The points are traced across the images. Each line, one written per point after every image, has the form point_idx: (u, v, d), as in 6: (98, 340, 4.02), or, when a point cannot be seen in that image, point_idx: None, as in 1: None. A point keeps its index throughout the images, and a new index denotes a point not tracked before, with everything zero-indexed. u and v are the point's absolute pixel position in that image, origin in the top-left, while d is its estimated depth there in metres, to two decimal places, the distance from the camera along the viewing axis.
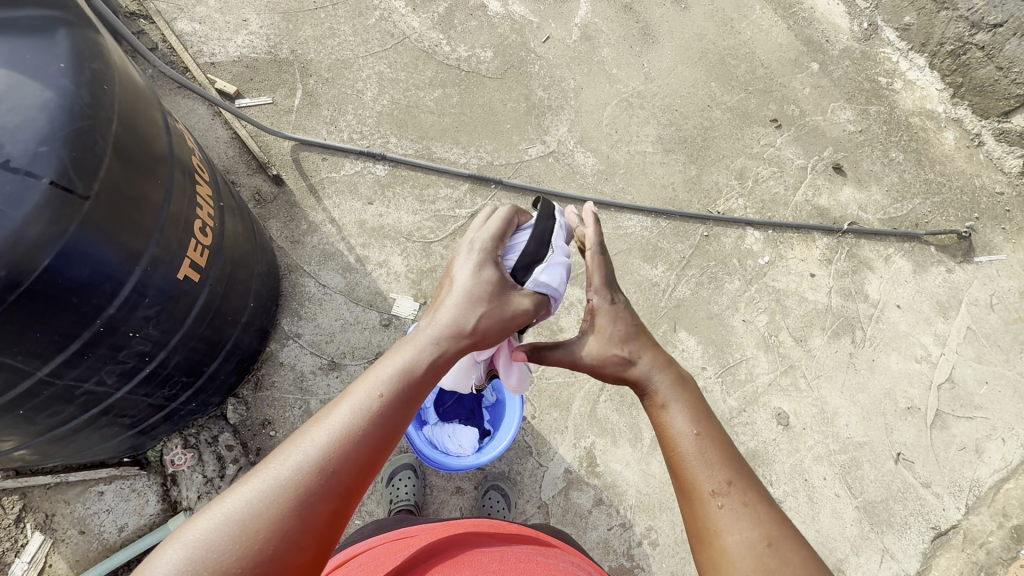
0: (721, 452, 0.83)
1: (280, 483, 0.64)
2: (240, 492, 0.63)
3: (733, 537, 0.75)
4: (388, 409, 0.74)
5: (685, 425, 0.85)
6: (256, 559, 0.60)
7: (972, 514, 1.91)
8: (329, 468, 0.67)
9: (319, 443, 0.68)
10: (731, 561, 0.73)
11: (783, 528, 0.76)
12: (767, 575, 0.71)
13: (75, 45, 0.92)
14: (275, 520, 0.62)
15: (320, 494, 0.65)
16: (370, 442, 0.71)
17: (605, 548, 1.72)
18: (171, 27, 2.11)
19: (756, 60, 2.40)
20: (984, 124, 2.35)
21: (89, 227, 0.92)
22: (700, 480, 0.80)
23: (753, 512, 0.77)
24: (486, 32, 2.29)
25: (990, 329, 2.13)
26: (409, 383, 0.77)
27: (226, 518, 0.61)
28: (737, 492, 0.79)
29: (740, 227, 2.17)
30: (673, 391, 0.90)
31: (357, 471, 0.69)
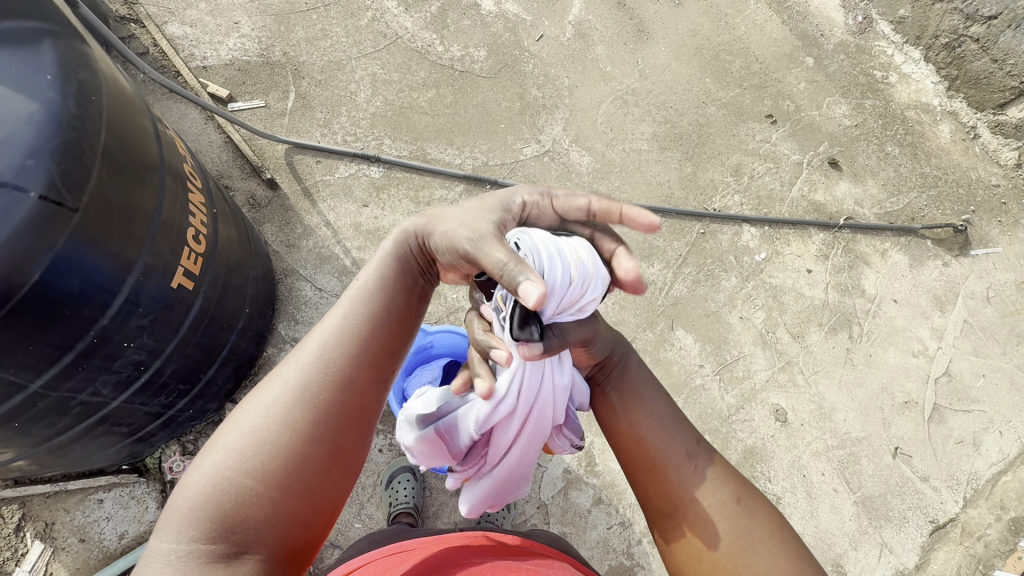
0: (685, 423, 0.97)
1: (274, 403, 0.79)
2: (242, 416, 0.78)
3: (708, 496, 0.88)
4: (371, 318, 0.90)
5: (655, 397, 0.99)
6: (274, 453, 0.76)
7: (970, 507, 1.92)
8: (314, 387, 0.81)
9: (301, 369, 0.82)
10: (708, 519, 0.86)
11: (743, 483, 0.91)
12: (738, 530, 0.85)
13: (61, 56, 0.92)
14: (285, 417, 0.78)
15: (311, 407, 0.80)
16: (357, 344, 0.87)
17: (605, 547, 1.72)
18: (162, 31, 2.10)
19: (751, 56, 2.39)
20: (980, 116, 2.34)
21: (79, 238, 0.92)
22: (674, 450, 0.93)
23: (720, 472, 0.91)
24: (479, 31, 2.28)
25: (986, 322, 2.13)
26: (383, 302, 0.93)
27: (236, 434, 0.76)
28: (704, 455, 0.93)
29: (737, 224, 2.17)
30: (641, 374, 1.03)
31: (341, 392, 0.82)
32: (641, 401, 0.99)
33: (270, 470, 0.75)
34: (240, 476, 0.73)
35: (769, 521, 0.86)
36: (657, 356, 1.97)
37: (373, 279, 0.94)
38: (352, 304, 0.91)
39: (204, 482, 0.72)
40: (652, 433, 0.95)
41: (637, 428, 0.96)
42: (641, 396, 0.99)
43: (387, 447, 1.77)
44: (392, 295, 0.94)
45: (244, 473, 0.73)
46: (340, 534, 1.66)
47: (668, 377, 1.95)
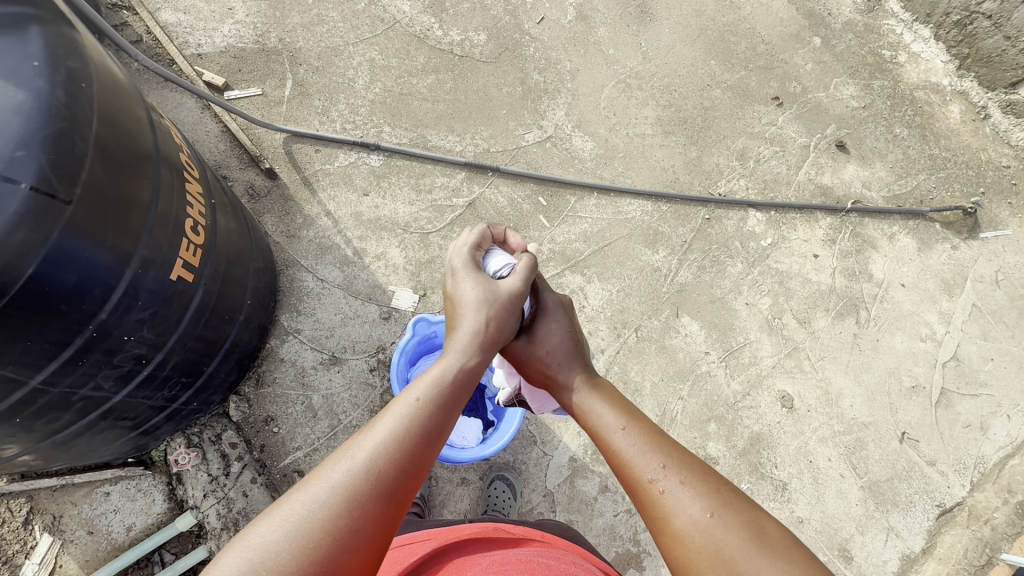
0: (654, 438, 0.86)
1: (335, 489, 0.69)
2: (297, 496, 0.69)
3: (681, 513, 0.77)
4: (431, 419, 0.79)
5: (614, 421, 0.89)
6: (310, 561, 0.64)
7: (977, 491, 1.92)
8: (378, 477, 0.72)
9: (368, 453, 0.73)
10: (685, 542, 0.75)
11: (724, 493, 0.79)
12: (717, 545, 0.73)
13: (49, 43, 0.89)
14: (326, 520, 0.67)
15: (370, 498, 0.70)
16: (412, 451, 0.76)
17: (612, 534, 1.73)
18: (155, 19, 2.06)
19: (757, 36, 2.34)
20: (990, 96, 2.29)
21: (74, 231, 0.90)
22: (640, 471, 0.82)
23: (693, 481, 0.80)
24: (479, 14, 2.23)
25: (995, 306, 2.11)
26: (443, 405, 0.81)
27: (285, 517, 0.66)
28: (673, 471, 0.81)
29: (742, 209, 2.14)
30: (592, 399, 0.93)
31: (406, 480, 0.73)
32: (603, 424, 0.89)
33: None
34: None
35: (750, 536, 0.73)
36: (663, 343, 1.96)
37: (448, 369, 0.85)
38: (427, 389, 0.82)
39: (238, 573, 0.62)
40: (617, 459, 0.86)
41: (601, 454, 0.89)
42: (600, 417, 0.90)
43: None
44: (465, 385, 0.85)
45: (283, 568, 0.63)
46: None
47: (674, 364, 1.94)
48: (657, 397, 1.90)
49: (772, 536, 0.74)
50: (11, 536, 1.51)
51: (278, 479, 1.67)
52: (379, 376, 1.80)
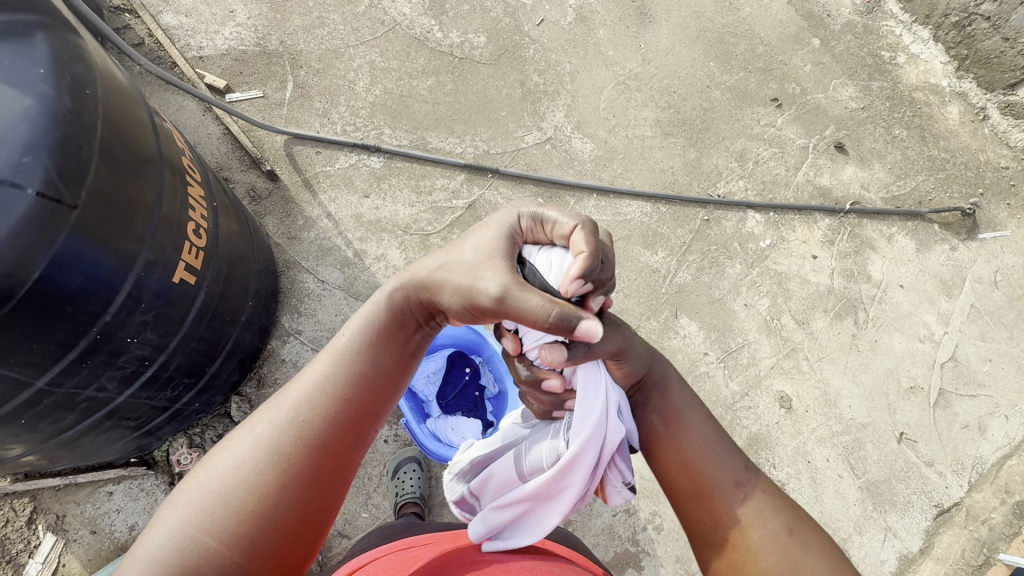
0: (735, 450, 0.93)
1: (260, 444, 0.75)
2: (223, 455, 0.74)
3: (763, 525, 0.83)
4: (360, 368, 0.84)
5: (700, 426, 0.95)
6: (239, 517, 0.69)
7: (974, 491, 1.93)
8: (302, 430, 0.77)
9: (288, 408, 0.78)
10: (760, 552, 0.82)
11: (800, 517, 0.86)
12: (790, 561, 0.80)
13: (54, 49, 0.91)
14: (256, 477, 0.72)
15: (294, 448, 0.75)
16: (334, 399, 0.80)
17: (610, 534, 1.74)
18: (157, 21, 2.07)
19: (756, 38, 2.34)
20: (989, 97, 2.30)
21: (80, 234, 0.91)
22: (724, 477, 0.89)
23: (771, 499, 0.87)
24: (479, 16, 2.24)
25: (993, 307, 2.12)
26: (368, 354, 0.85)
27: (214, 474, 0.72)
28: (752, 483, 0.89)
29: (741, 210, 2.14)
30: (681, 402, 0.99)
31: (335, 430, 0.79)
32: (688, 425, 0.96)
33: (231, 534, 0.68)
34: (211, 528, 0.68)
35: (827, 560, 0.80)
36: (662, 344, 1.97)
37: (374, 324, 0.88)
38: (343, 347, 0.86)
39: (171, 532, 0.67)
40: (699, 460, 0.91)
41: (679, 450, 0.94)
42: (687, 419, 0.96)
43: (392, 437, 1.78)
44: (398, 340, 0.90)
45: (215, 518, 0.68)
46: (348, 524, 1.67)
47: (673, 365, 1.95)
48: None
49: (840, 563, 0.81)
50: (15, 535, 1.52)
51: None
52: None
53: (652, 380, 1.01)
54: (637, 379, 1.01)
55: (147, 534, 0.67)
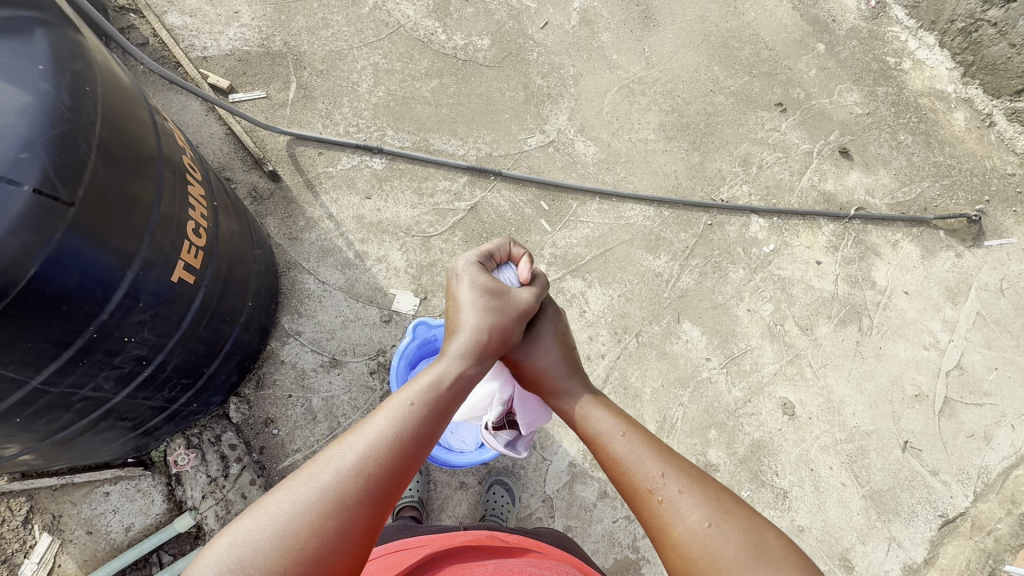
0: (651, 450, 0.91)
1: (324, 491, 0.71)
2: (284, 495, 0.70)
3: (688, 525, 0.81)
4: (425, 422, 0.83)
5: (615, 432, 0.95)
6: (296, 560, 0.65)
7: (980, 502, 1.90)
8: (367, 479, 0.74)
9: (357, 453, 0.76)
10: (684, 550, 0.79)
11: (725, 504, 0.83)
12: (712, 553, 0.77)
13: (54, 46, 0.90)
14: (316, 518, 0.69)
15: (357, 498, 0.72)
16: (402, 451, 0.78)
17: (610, 541, 1.72)
18: (161, 22, 2.07)
19: (761, 43, 2.34)
20: (996, 104, 2.28)
21: (77, 232, 0.90)
22: (642, 483, 0.87)
23: (693, 492, 0.84)
24: (483, 19, 2.24)
25: (1000, 314, 2.09)
26: (433, 409, 0.85)
27: (273, 516, 0.68)
28: (672, 481, 0.86)
29: (745, 215, 2.13)
30: (595, 411, 0.99)
31: (396, 480, 0.76)
32: (602, 436, 0.96)
33: None
34: (267, 568, 0.64)
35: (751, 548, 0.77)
36: (664, 349, 1.95)
37: (442, 376, 0.89)
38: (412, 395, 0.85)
39: (224, 568, 0.63)
40: (617, 471, 0.91)
41: (603, 463, 0.94)
42: (597, 430, 0.97)
43: None
44: (460, 389, 0.90)
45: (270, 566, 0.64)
46: None
47: (675, 370, 1.93)
48: (658, 402, 1.89)
49: (767, 548, 0.77)
50: (10, 535, 1.51)
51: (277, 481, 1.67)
52: (379, 379, 1.80)
53: (559, 389, 1.05)
54: (546, 391, 1.06)
55: (194, 571, 0.63)
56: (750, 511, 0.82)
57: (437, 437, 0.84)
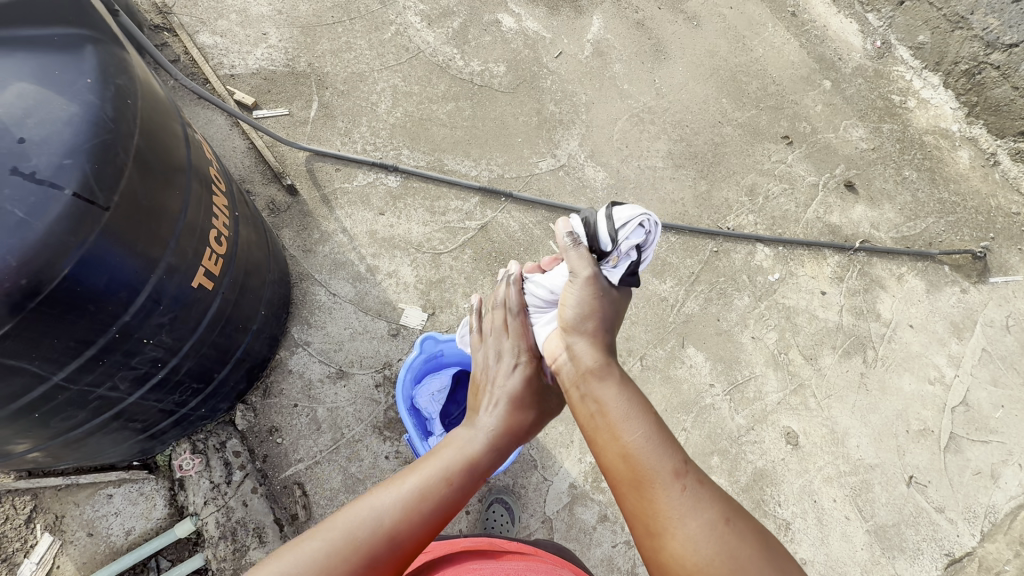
0: (670, 440, 0.88)
1: (380, 519, 0.81)
2: (358, 511, 0.81)
3: (701, 519, 0.77)
4: (478, 461, 0.97)
5: (633, 414, 0.92)
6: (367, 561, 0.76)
7: (987, 542, 1.87)
8: (426, 500, 0.86)
9: (421, 482, 0.88)
10: (698, 544, 0.75)
11: (736, 504, 0.81)
12: (727, 552, 0.74)
13: (101, 62, 0.96)
14: (382, 528, 0.80)
15: (408, 531, 0.82)
16: (458, 483, 0.91)
17: (609, 566, 1.70)
18: (193, 40, 2.17)
19: (768, 78, 2.41)
20: (999, 143, 2.32)
21: (109, 237, 0.95)
22: (661, 466, 0.84)
23: (709, 490, 0.81)
24: (500, 47, 2.33)
25: (1006, 351, 2.09)
26: (485, 453, 0.99)
27: (348, 529, 0.79)
28: (692, 472, 0.84)
29: (750, 243, 2.16)
30: (613, 391, 0.97)
31: (449, 504, 0.88)
32: (621, 415, 0.92)
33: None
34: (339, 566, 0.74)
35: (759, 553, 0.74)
36: (667, 373, 1.96)
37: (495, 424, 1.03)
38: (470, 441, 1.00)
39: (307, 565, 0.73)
40: (632, 450, 0.87)
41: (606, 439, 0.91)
42: (615, 406, 0.94)
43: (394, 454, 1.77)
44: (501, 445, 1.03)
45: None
46: None
47: (678, 395, 1.94)
48: None
49: (779, 556, 0.75)
50: (13, 533, 1.52)
51: (278, 491, 1.67)
52: (384, 392, 1.82)
53: (584, 333, 1.07)
54: (572, 327, 1.09)
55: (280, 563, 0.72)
56: (765, 523, 0.80)
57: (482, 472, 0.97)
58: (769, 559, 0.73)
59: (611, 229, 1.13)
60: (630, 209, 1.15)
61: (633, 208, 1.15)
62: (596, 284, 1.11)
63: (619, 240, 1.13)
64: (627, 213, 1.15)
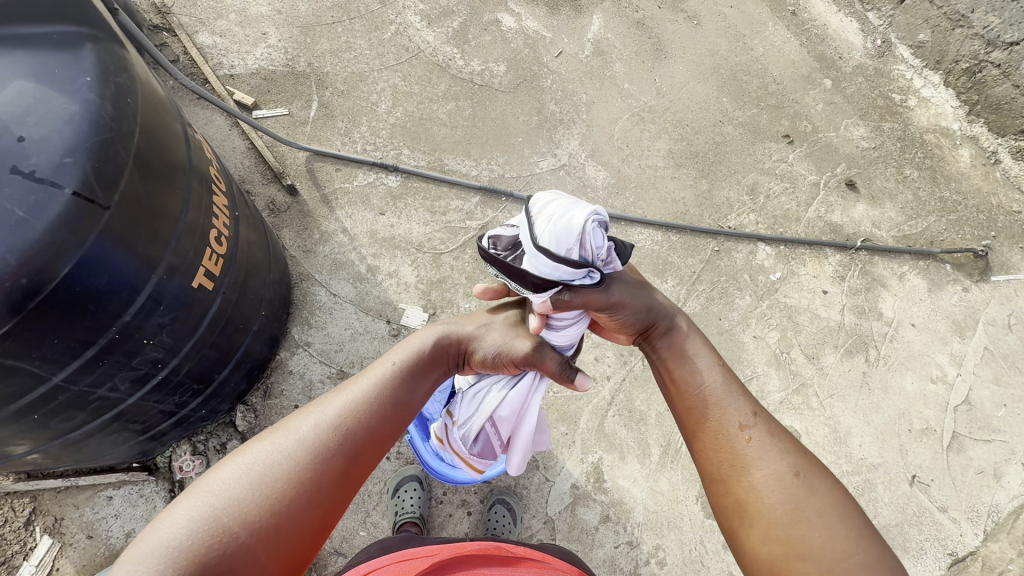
0: (744, 392, 0.97)
1: (301, 445, 0.76)
2: (265, 446, 0.75)
3: (769, 467, 0.88)
4: (407, 384, 0.90)
5: (705, 366, 1.00)
6: (271, 508, 0.70)
7: (990, 541, 1.86)
8: (345, 432, 0.79)
9: (337, 411, 0.81)
10: (765, 490, 0.86)
11: (807, 458, 0.90)
12: (794, 502, 0.84)
13: (102, 60, 0.96)
14: (292, 468, 0.74)
15: (333, 456, 0.77)
16: (383, 412, 0.85)
17: (612, 566, 1.69)
18: (192, 40, 2.17)
19: (769, 76, 2.40)
20: (1001, 142, 2.32)
21: (109, 236, 0.94)
22: (732, 416, 0.94)
23: (779, 444, 0.91)
24: (500, 46, 2.32)
25: (1008, 350, 2.09)
26: (413, 376, 0.92)
27: (252, 468, 0.72)
28: (761, 425, 0.93)
29: (752, 242, 2.16)
30: (683, 348, 1.03)
31: (371, 440, 0.82)
32: (693, 365, 1.01)
33: (261, 527, 0.69)
34: (239, 516, 0.68)
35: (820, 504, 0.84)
36: None
37: (425, 343, 0.97)
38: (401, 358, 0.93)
39: (202, 514, 0.67)
40: (703, 398, 0.97)
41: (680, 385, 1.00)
42: (690, 367, 1.00)
43: (395, 455, 1.76)
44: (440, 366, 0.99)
45: (251, 516, 0.69)
46: (345, 542, 1.64)
47: None
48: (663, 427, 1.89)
49: (844, 507, 0.85)
50: (12, 535, 1.51)
51: None
52: None
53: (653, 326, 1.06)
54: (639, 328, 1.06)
55: (173, 515, 0.67)
56: (833, 475, 0.90)
57: (412, 396, 0.90)
58: (834, 509, 0.84)
59: (574, 263, 0.89)
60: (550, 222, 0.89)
61: (544, 220, 0.89)
62: (620, 287, 1.01)
63: (589, 253, 0.91)
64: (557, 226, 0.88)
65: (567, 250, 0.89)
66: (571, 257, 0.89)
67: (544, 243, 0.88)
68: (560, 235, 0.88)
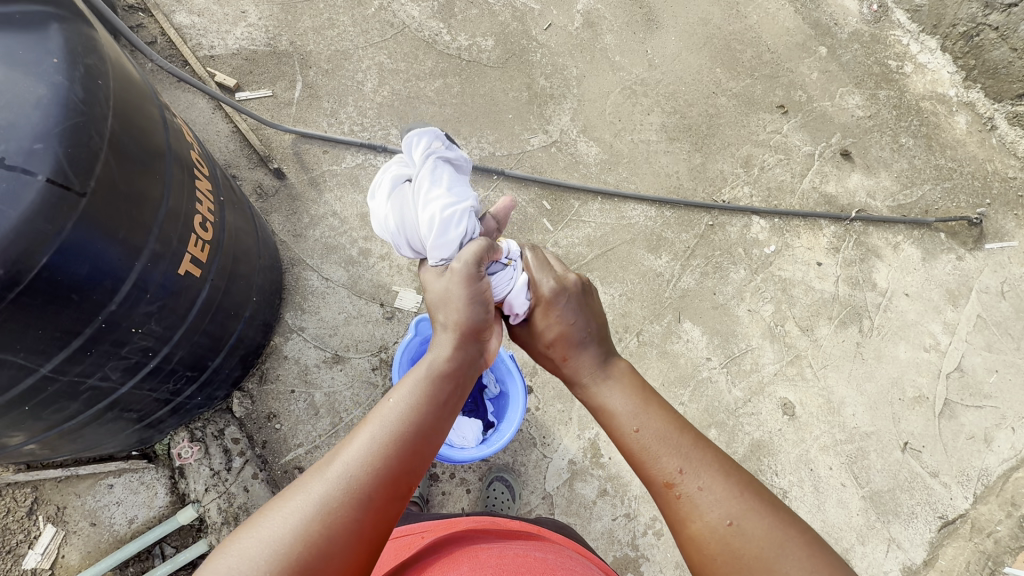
0: (667, 438, 0.87)
1: (310, 499, 0.71)
2: (274, 514, 0.69)
3: (770, 559, 0.74)
4: (412, 417, 0.83)
5: (628, 422, 0.91)
6: (286, 564, 0.65)
7: (981, 503, 1.90)
8: (354, 480, 0.73)
9: (345, 462, 0.75)
10: (704, 547, 0.79)
11: (745, 499, 0.79)
12: (732, 552, 0.76)
13: (69, 40, 0.93)
14: (302, 525, 0.68)
15: (346, 507, 0.71)
16: (397, 453, 0.78)
17: (610, 539, 1.72)
18: (170, 20, 2.10)
19: (762, 45, 2.35)
20: (997, 107, 2.29)
21: (87, 224, 0.92)
22: (707, 515, 0.79)
23: (717, 487, 0.81)
24: (487, 20, 2.26)
25: (1000, 317, 2.10)
26: (422, 407, 0.85)
27: (263, 534, 0.67)
28: (690, 476, 0.83)
29: (746, 215, 2.14)
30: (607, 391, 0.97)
31: (384, 483, 0.75)
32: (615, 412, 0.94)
33: None
34: (251, 572, 0.64)
35: (829, 567, 0.73)
36: (664, 348, 1.96)
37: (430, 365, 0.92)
38: (413, 388, 0.88)
39: None
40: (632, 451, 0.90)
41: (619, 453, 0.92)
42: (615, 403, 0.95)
43: None
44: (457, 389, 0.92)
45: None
46: None
47: (675, 369, 1.95)
48: None
49: (788, 546, 0.75)
50: (16, 525, 1.53)
51: (279, 476, 1.68)
52: (381, 375, 1.81)
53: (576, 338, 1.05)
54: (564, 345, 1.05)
55: None
56: (778, 508, 0.79)
57: (423, 430, 0.83)
58: (779, 549, 0.74)
59: (393, 222, 1.13)
60: (383, 189, 1.15)
61: (394, 239, 1.16)
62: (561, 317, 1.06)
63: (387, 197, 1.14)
64: (385, 186, 1.15)
65: (397, 219, 1.13)
66: (394, 222, 1.13)
67: (396, 233, 1.14)
68: (389, 224, 1.14)
